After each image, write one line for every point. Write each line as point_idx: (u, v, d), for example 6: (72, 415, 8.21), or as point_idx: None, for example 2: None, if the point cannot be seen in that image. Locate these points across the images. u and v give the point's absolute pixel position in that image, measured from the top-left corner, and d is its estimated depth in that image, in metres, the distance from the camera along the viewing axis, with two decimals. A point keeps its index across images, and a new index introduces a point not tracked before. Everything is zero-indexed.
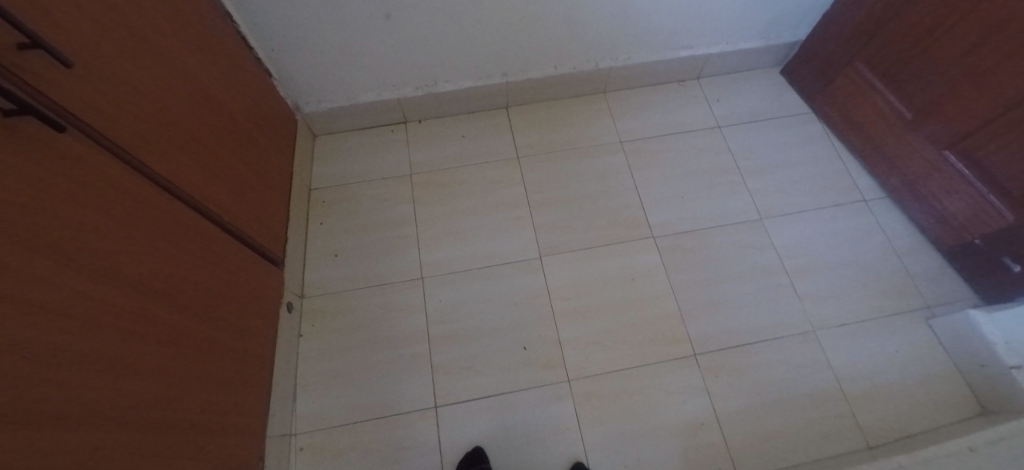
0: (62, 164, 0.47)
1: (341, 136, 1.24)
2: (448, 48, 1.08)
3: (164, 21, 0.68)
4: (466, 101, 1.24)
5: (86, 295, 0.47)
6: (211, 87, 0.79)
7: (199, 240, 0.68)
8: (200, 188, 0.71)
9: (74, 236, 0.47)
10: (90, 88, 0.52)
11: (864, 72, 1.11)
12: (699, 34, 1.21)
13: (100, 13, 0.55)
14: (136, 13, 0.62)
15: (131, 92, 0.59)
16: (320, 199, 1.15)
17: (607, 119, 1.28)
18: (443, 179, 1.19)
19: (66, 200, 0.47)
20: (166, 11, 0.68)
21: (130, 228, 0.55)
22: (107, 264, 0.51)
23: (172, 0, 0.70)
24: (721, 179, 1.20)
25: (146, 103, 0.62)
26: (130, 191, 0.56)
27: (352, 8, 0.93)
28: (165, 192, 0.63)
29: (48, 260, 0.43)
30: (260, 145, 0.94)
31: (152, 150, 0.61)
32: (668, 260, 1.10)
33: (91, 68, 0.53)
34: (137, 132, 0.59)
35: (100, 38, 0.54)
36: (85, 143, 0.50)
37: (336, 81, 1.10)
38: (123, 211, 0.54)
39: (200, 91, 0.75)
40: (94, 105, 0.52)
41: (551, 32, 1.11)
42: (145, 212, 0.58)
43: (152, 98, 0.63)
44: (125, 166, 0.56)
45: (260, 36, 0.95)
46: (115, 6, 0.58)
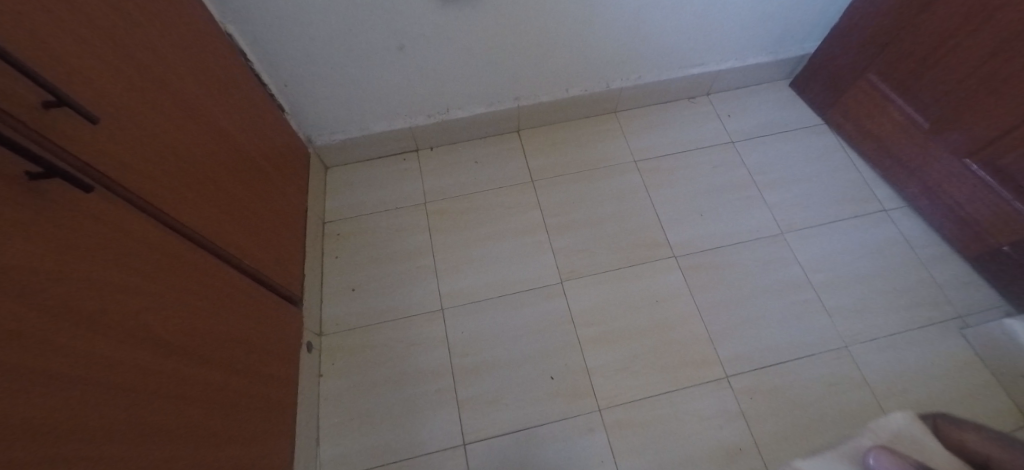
0: (88, 223, 0.45)
1: (353, 166, 1.23)
2: (460, 76, 1.08)
3: (182, 65, 0.67)
4: (478, 126, 1.23)
5: (113, 360, 0.45)
6: (228, 127, 0.77)
7: (220, 286, 0.66)
8: (220, 232, 0.69)
9: (99, 297, 0.44)
10: (113, 140, 0.51)
11: (877, 83, 1.11)
12: (708, 51, 1.21)
13: (120, 63, 0.53)
14: (154, 59, 0.61)
15: (152, 141, 0.58)
16: (334, 232, 1.14)
17: (620, 139, 1.28)
18: (458, 207, 1.18)
19: (93, 260, 0.44)
20: (182, 55, 0.67)
21: (154, 282, 0.53)
22: (133, 324, 0.48)
23: (188, 43, 0.69)
24: (739, 194, 1.19)
25: (167, 151, 0.60)
26: (153, 243, 0.54)
27: (367, 41, 0.93)
28: (186, 239, 0.61)
29: (76, 326, 0.41)
30: (276, 181, 0.93)
31: (172, 198, 0.59)
32: (691, 280, 1.08)
33: (114, 121, 0.51)
34: (158, 181, 0.57)
35: (121, 89, 0.53)
36: (109, 198, 0.49)
37: (349, 112, 1.09)
38: (146, 265, 0.52)
39: (218, 134, 0.74)
40: (118, 158, 0.51)
41: (562, 56, 1.11)
42: (168, 263, 0.56)
43: (171, 145, 0.61)
44: (146, 218, 0.54)
45: (274, 72, 0.94)
46: (135, 55, 0.57)
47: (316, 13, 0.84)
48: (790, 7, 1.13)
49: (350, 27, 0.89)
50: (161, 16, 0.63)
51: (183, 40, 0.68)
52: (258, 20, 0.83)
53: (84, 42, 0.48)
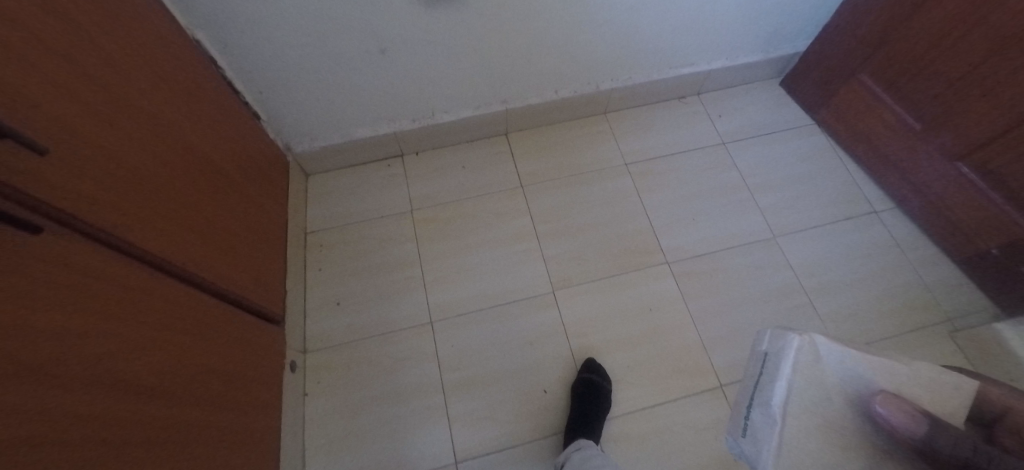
0: (41, 266, 0.40)
1: (335, 173, 1.18)
2: (445, 80, 1.04)
3: (142, 76, 0.61)
4: (465, 130, 1.19)
5: (79, 414, 0.41)
6: (196, 140, 0.72)
7: (190, 316, 0.61)
8: (190, 257, 0.64)
9: (59, 346, 0.40)
10: (64, 169, 0.46)
11: (869, 84, 1.10)
12: (699, 51, 1.19)
13: (69, 78, 0.48)
14: (110, 73, 0.55)
15: (110, 164, 0.52)
16: (317, 243, 1.09)
17: (610, 141, 1.25)
18: (446, 214, 1.14)
19: (49, 306, 0.40)
20: (141, 66, 0.61)
21: (116, 321, 0.48)
22: (96, 371, 0.44)
23: (147, 52, 0.63)
24: (731, 197, 1.17)
25: (127, 172, 0.55)
26: (113, 277, 0.49)
27: (345, 45, 0.88)
28: (151, 269, 0.56)
29: (36, 383, 0.37)
30: (252, 193, 0.87)
31: (132, 224, 0.54)
32: (684, 287, 1.06)
33: (64, 145, 0.46)
34: (117, 209, 0.52)
35: (73, 110, 0.48)
36: (60, 234, 0.44)
37: (329, 119, 1.05)
38: (107, 303, 0.48)
39: (186, 147, 0.69)
40: (69, 188, 0.46)
41: (550, 57, 1.07)
42: (130, 297, 0.51)
43: (132, 167, 0.56)
44: (104, 250, 0.49)
45: (248, 79, 0.89)
46: (86, 70, 0.51)
47: (289, 18, 0.79)
48: (781, 6, 1.11)
49: (326, 32, 0.84)
50: (116, 23, 0.58)
51: (142, 49, 0.62)
52: (227, 25, 0.77)
53: (30, 62, 0.43)
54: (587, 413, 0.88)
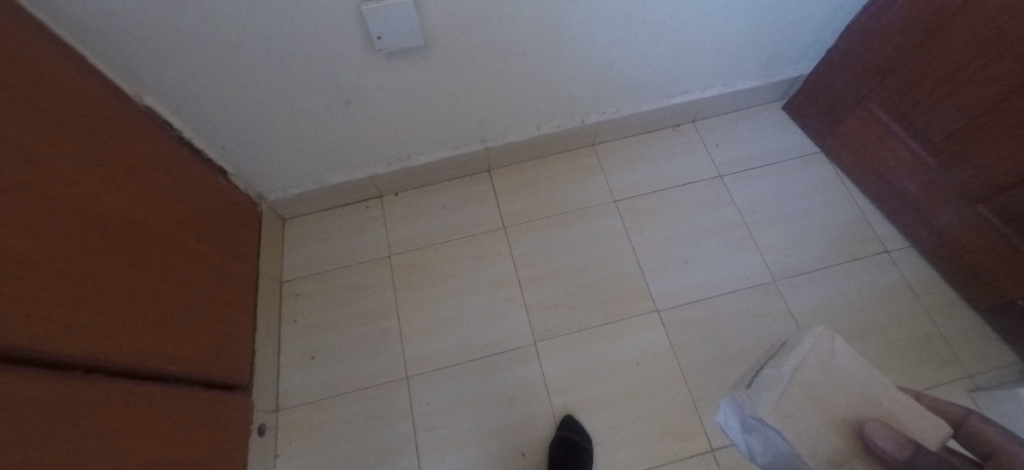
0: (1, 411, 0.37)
1: (313, 217, 1.16)
2: (417, 124, 0.99)
3: (75, 159, 0.56)
4: (444, 169, 1.15)
5: None
6: (141, 215, 0.67)
7: (139, 416, 0.57)
8: (135, 349, 0.60)
9: None
10: (9, 293, 0.42)
11: (878, 114, 1.00)
12: (692, 80, 1.11)
13: (9, 191, 0.44)
14: (44, 167, 0.50)
15: (48, 272, 0.48)
16: (292, 292, 1.07)
17: (598, 177, 1.18)
18: (425, 259, 1.10)
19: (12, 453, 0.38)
20: (76, 148, 0.56)
21: (67, 448, 0.45)
22: None
23: (81, 131, 0.58)
24: (727, 237, 1.10)
25: (63, 273, 0.50)
26: (57, 399, 0.46)
27: (305, 99, 0.84)
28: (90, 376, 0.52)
29: None
30: (213, 257, 0.83)
31: (70, 331, 0.50)
32: (674, 338, 1.00)
33: (4, 269, 0.42)
34: (54, 320, 0.48)
35: (13, 223, 0.44)
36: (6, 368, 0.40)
37: (301, 166, 1.02)
38: (57, 430, 0.44)
39: (131, 225, 0.64)
40: (14, 312, 0.42)
41: (528, 95, 1.01)
42: (76, 416, 0.47)
43: (71, 266, 0.52)
44: (43, 372, 0.45)
45: (207, 136, 0.86)
46: (23, 173, 0.47)
47: (242, 77, 0.76)
48: (779, 32, 1.02)
49: (284, 88, 0.81)
50: (47, 108, 0.53)
51: (76, 129, 0.57)
52: (177, 88, 0.74)
53: None
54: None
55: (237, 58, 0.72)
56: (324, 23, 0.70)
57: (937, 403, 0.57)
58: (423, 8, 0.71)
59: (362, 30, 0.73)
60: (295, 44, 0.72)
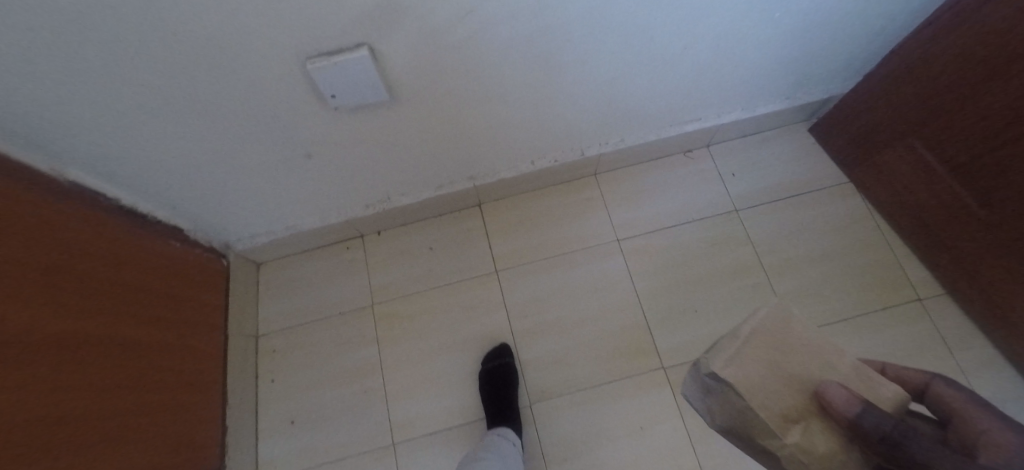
0: None
1: (289, 260, 1.07)
2: (396, 168, 0.88)
3: (15, 277, 0.47)
4: (430, 207, 1.04)
5: None
6: (87, 320, 0.58)
7: None
8: None
9: None
10: None
11: (921, 151, 0.88)
12: (708, 105, 0.97)
13: None
14: None
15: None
16: (269, 347, 1.00)
17: (600, 212, 1.08)
18: (411, 309, 1.02)
19: None
20: (13, 262, 0.47)
21: None
22: None
23: (18, 237, 0.49)
24: (742, 282, 1.00)
25: (18, 426, 0.44)
26: None
27: (261, 155, 0.74)
28: None
29: None
30: (171, 337, 0.75)
31: None
32: (682, 399, 0.92)
33: None
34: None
35: None
36: None
37: (268, 215, 0.91)
38: None
39: (74, 335, 0.55)
40: None
41: (521, 133, 0.89)
42: None
43: (20, 414, 0.44)
44: None
45: (153, 198, 0.75)
46: None
47: (180, 141, 0.65)
48: (811, 53, 0.88)
49: (235, 147, 0.70)
50: None
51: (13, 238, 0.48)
52: (105, 159, 0.63)
53: None
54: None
55: (169, 123, 0.61)
56: (266, 82, 0.58)
57: (905, 370, 0.43)
58: (385, 60, 0.59)
59: (312, 88, 0.61)
60: (237, 105, 0.61)
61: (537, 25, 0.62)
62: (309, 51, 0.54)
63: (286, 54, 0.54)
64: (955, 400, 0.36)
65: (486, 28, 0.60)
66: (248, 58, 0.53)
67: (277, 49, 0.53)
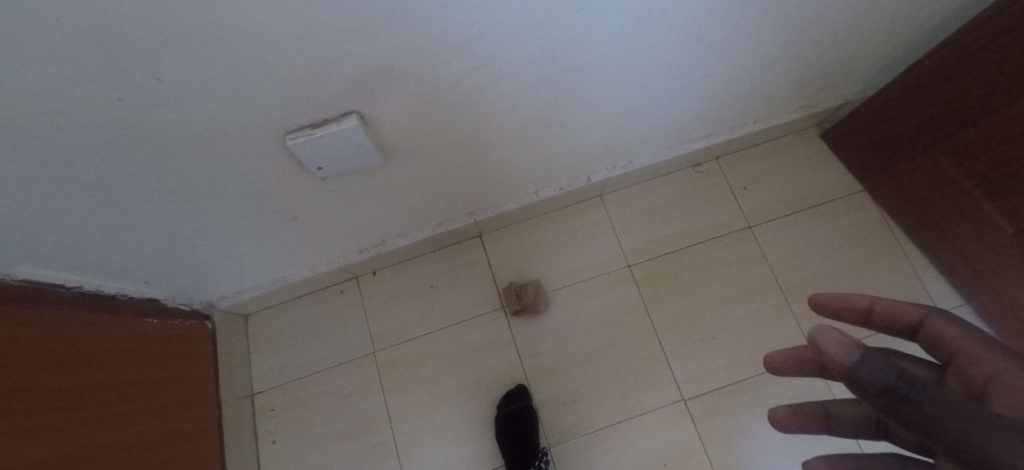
0: None
1: (279, 309, 0.99)
2: (392, 214, 0.81)
3: None
4: (428, 244, 0.97)
5: None
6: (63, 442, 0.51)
7: None
8: None
9: None
10: None
11: (944, 163, 0.83)
12: (720, 121, 0.91)
13: None
14: None
15: None
16: (267, 405, 0.94)
17: (608, 237, 1.03)
18: (415, 355, 0.96)
19: None
20: None
21: None
22: None
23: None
24: (758, 303, 0.98)
25: None
26: None
27: (237, 223, 0.66)
28: None
29: None
30: (155, 428, 0.68)
31: None
32: (704, 431, 0.90)
33: None
34: None
35: None
36: None
37: (252, 272, 0.83)
38: None
39: (54, 458, 0.49)
40: None
41: (525, 169, 0.82)
42: None
43: None
44: None
45: (120, 277, 0.68)
46: None
47: (144, 224, 0.58)
48: (828, 64, 0.82)
49: (208, 219, 0.63)
50: None
51: None
52: (58, 254, 0.56)
53: None
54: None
55: (127, 210, 0.54)
56: (237, 157, 0.51)
57: (891, 304, 0.33)
58: (375, 122, 0.54)
59: (295, 162, 0.56)
60: (209, 180, 0.54)
61: (548, 72, 0.57)
62: (289, 126, 0.49)
63: (258, 130, 0.48)
64: (957, 341, 0.30)
65: (493, 82, 0.55)
66: (216, 138, 0.47)
67: (247, 128, 0.47)
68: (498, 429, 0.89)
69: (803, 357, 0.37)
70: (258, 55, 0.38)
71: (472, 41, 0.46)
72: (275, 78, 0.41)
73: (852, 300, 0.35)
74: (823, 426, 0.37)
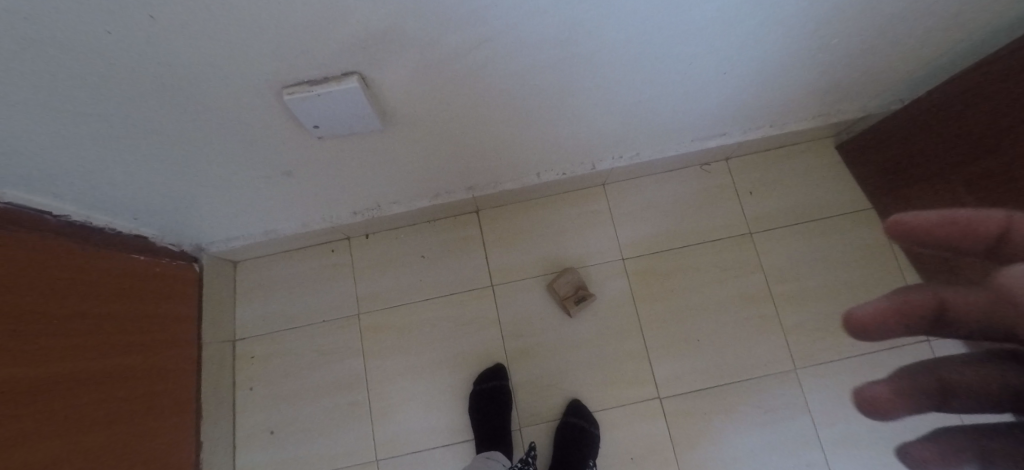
0: None
1: (268, 260, 0.99)
2: (390, 180, 0.79)
3: None
4: (422, 214, 0.96)
5: None
6: (42, 366, 0.52)
7: None
8: None
9: None
10: None
11: (958, 193, 0.80)
12: (737, 122, 0.88)
13: None
14: None
15: None
16: (247, 353, 0.95)
17: (606, 227, 1.01)
18: (399, 322, 0.97)
19: None
20: None
21: None
22: None
23: None
24: (749, 312, 0.97)
25: None
26: None
27: (230, 172, 0.65)
28: None
29: None
30: (133, 364, 0.69)
31: None
32: (675, 430, 0.91)
33: None
34: None
35: None
36: None
37: (244, 221, 0.83)
38: None
39: (33, 380, 0.50)
40: None
41: (529, 149, 0.80)
42: None
43: None
44: None
45: (110, 212, 0.67)
46: None
47: (136, 162, 0.57)
48: (859, 74, 0.78)
49: (202, 164, 0.61)
50: None
51: None
52: (46, 183, 0.54)
53: None
54: (568, 456, 0.87)
55: (117, 146, 0.52)
56: (233, 105, 0.49)
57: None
58: (377, 85, 0.51)
59: (291, 117, 0.54)
60: (204, 126, 0.53)
61: (561, 53, 0.54)
62: (286, 80, 0.47)
63: (253, 83, 0.46)
64: None
65: (501, 58, 0.52)
66: (212, 84, 0.45)
67: (242, 78, 0.45)
68: (472, 405, 0.90)
69: (900, 311, 0.32)
70: (258, 7, 0.35)
71: (484, 14, 0.43)
72: (275, 31, 0.39)
73: (968, 227, 0.30)
74: (935, 400, 0.32)
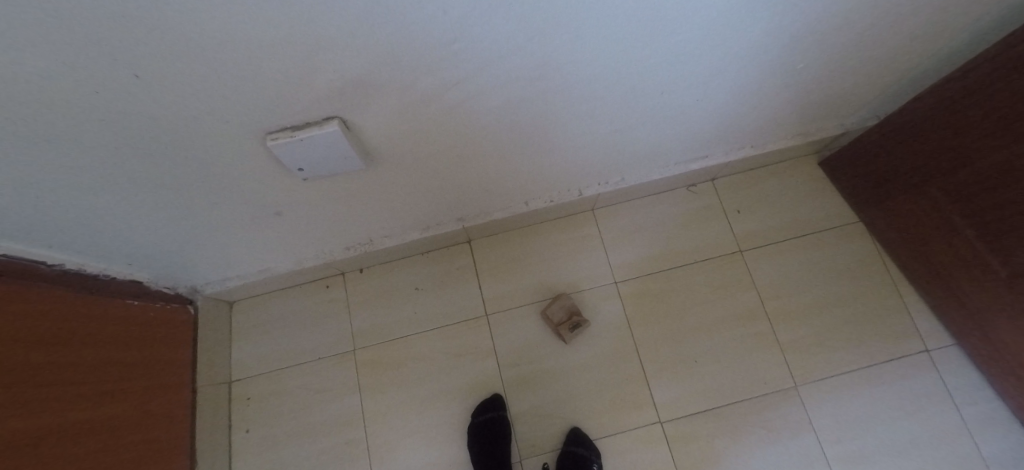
0: None
1: (264, 300, 1.00)
2: (380, 216, 0.81)
3: None
4: (415, 246, 0.97)
5: None
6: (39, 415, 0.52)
7: None
8: None
9: None
10: None
11: (940, 204, 0.82)
12: (717, 144, 0.91)
13: None
14: None
15: None
16: (242, 394, 0.94)
17: (597, 251, 1.02)
18: (394, 355, 0.96)
19: None
20: None
21: None
22: None
23: None
24: (745, 330, 0.96)
25: None
26: None
27: (224, 214, 0.67)
28: None
29: None
30: (128, 410, 0.68)
31: None
32: (679, 454, 0.89)
33: None
34: None
35: None
36: None
37: (239, 261, 0.84)
38: None
39: (30, 433, 0.51)
40: None
41: (515, 179, 0.82)
42: None
43: None
44: None
45: (105, 258, 0.68)
46: None
47: (132, 209, 0.59)
48: (829, 93, 0.81)
49: (195, 209, 0.63)
50: None
51: None
52: (42, 233, 0.56)
53: None
54: None
55: (112, 195, 0.54)
56: (221, 152, 0.52)
57: None
58: (359, 128, 0.54)
59: (277, 163, 0.57)
60: (196, 174, 0.55)
61: (531, 90, 0.57)
62: (270, 128, 0.49)
63: (243, 132, 0.49)
64: None
65: (477, 96, 0.55)
66: (203, 136, 0.48)
67: (229, 128, 0.47)
68: (471, 438, 0.88)
69: None
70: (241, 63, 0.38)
71: (456, 57, 0.46)
72: (258, 85, 0.42)
73: None
74: None
